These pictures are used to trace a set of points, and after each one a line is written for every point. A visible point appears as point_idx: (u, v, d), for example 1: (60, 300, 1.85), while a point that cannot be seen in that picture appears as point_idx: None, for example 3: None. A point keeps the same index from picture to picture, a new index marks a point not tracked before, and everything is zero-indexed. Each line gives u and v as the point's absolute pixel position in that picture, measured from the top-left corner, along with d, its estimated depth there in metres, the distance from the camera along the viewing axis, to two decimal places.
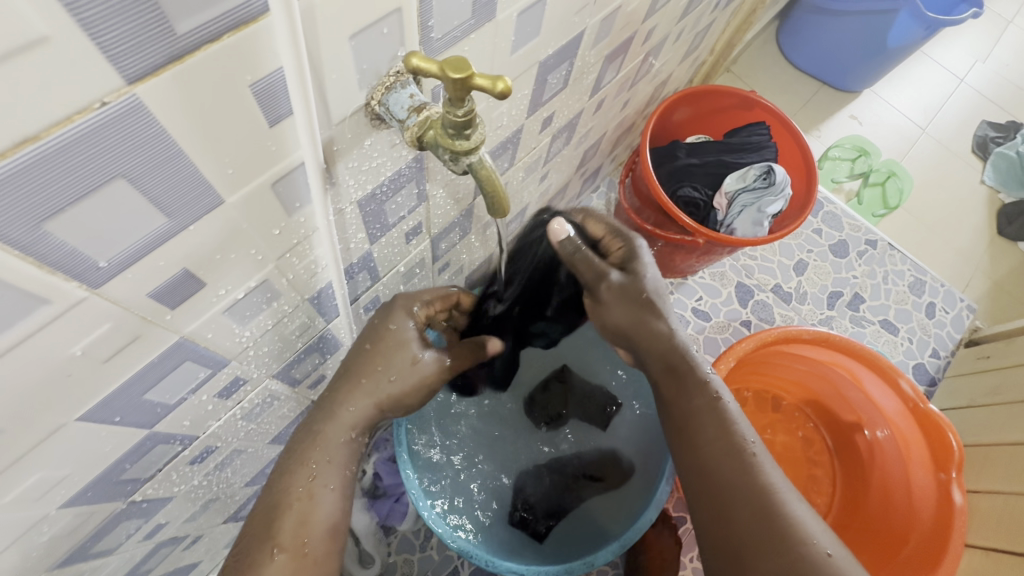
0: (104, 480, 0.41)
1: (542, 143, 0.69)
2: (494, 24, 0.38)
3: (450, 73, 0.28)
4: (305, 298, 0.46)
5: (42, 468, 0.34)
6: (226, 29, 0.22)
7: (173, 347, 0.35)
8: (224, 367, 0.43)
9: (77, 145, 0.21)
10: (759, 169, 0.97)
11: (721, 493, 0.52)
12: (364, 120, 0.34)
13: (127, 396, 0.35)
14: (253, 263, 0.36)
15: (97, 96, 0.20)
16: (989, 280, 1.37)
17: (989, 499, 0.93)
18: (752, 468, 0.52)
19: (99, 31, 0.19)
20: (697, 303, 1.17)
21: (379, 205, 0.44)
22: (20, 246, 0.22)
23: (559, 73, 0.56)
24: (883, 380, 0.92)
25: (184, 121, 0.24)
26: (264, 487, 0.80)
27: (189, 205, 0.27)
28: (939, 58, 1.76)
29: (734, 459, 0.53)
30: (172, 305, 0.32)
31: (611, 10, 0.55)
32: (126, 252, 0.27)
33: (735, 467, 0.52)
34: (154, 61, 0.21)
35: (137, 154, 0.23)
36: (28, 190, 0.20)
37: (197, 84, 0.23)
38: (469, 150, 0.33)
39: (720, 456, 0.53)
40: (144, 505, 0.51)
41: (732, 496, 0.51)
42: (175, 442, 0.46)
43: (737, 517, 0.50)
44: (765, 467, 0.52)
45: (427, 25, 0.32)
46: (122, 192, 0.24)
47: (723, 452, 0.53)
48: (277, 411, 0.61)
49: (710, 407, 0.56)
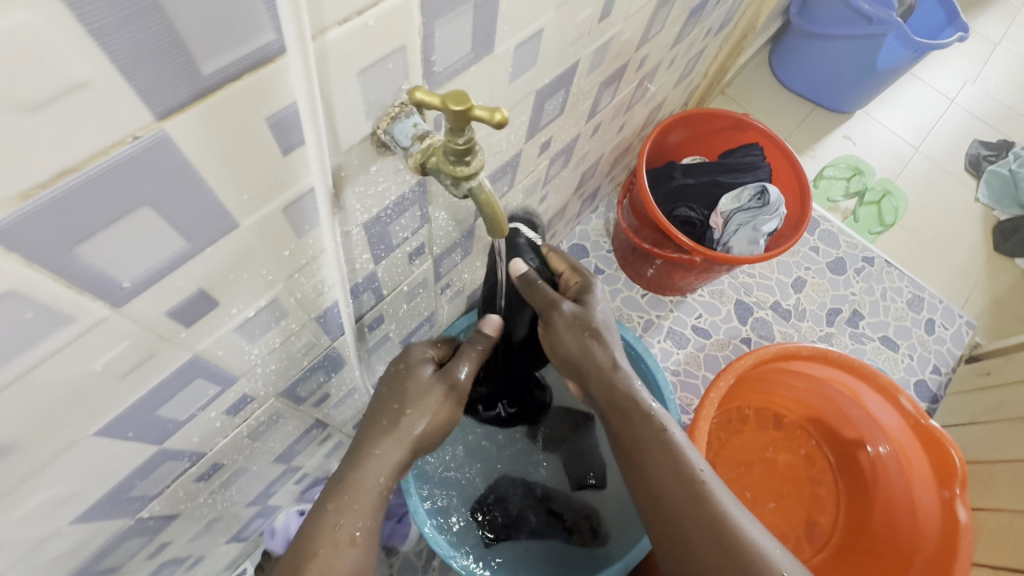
0: (114, 495, 0.42)
1: (541, 165, 0.71)
2: (493, 57, 0.40)
3: (451, 106, 0.30)
4: (312, 317, 0.47)
5: (58, 482, 0.36)
6: (247, 69, 0.24)
7: (187, 363, 0.37)
8: (233, 384, 0.44)
9: (110, 175, 0.22)
10: (753, 189, 0.99)
11: (666, 508, 0.56)
12: (370, 148, 0.36)
13: (141, 412, 0.37)
14: (264, 282, 0.37)
15: (129, 132, 0.22)
16: (988, 296, 1.39)
17: (996, 516, 0.92)
18: (702, 495, 0.55)
19: (134, 73, 0.20)
20: (697, 321, 1.19)
21: (384, 226, 0.46)
22: (53, 268, 0.23)
23: (556, 100, 0.59)
24: (883, 397, 0.93)
25: (205, 151, 0.25)
26: (267, 507, 0.81)
27: (206, 228, 0.29)
28: (930, 79, 1.81)
29: (686, 484, 0.56)
30: (186, 324, 0.34)
31: (605, 40, 0.58)
32: (147, 274, 0.28)
33: (687, 492, 0.56)
34: (181, 99, 0.22)
35: (162, 184, 0.25)
36: (63, 217, 0.22)
37: (218, 119, 0.25)
38: (469, 176, 0.35)
39: (663, 480, 0.57)
40: (150, 522, 0.51)
41: (676, 513, 0.56)
42: (184, 458, 0.47)
43: (692, 539, 0.54)
44: (716, 494, 0.56)
45: (430, 59, 0.34)
46: (147, 218, 0.26)
47: (671, 481, 0.56)
48: (282, 429, 0.62)
49: (654, 436, 0.58)
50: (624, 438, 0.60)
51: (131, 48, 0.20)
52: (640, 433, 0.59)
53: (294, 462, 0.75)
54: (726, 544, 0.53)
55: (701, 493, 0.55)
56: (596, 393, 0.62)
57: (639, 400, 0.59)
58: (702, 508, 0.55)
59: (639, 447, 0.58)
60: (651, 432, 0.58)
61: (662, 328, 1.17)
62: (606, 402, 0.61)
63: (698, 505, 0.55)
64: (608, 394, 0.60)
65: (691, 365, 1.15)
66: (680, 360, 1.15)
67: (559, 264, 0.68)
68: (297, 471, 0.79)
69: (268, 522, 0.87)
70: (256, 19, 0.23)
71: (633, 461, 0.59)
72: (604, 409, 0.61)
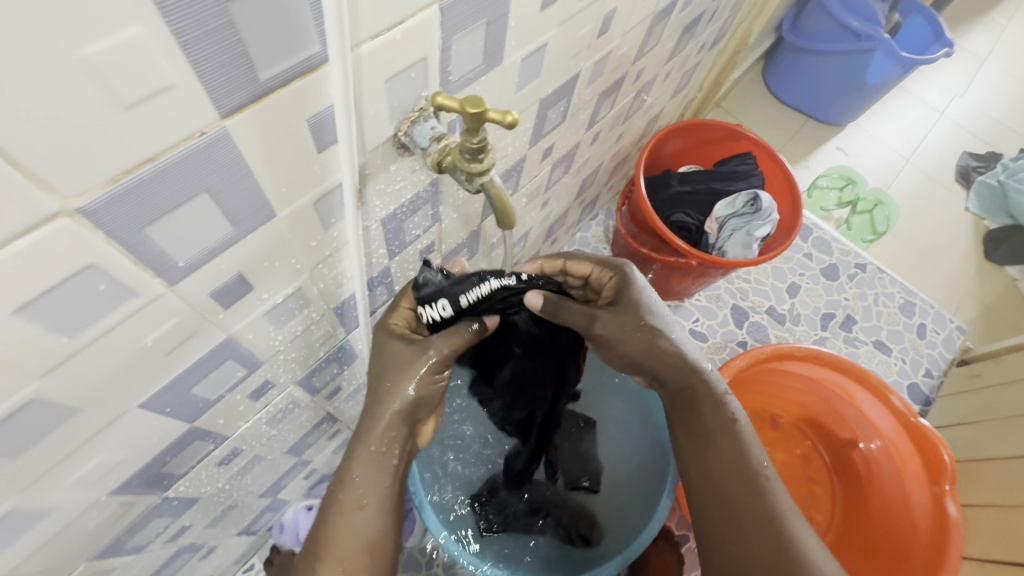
0: (147, 471, 0.45)
1: (543, 171, 0.76)
2: (501, 68, 0.44)
3: (468, 109, 0.33)
4: (331, 307, 0.51)
5: (102, 452, 0.39)
6: (295, 76, 0.28)
7: (221, 344, 0.40)
8: (258, 369, 0.48)
9: (180, 166, 0.26)
10: (746, 196, 1.03)
11: (722, 494, 0.60)
12: (392, 148, 0.40)
13: (178, 388, 0.40)
14: (292, 271, 0.41)
15: (198, 128, 0.25)
16: (978, 303, 1.42)
17: (985, 512, 0.95)
18: (760, 488, 0.58)
19: (209, 79, 0.24)
20: (694, 324, 1.22)
21: (399, 223, 0.50)
22: (125, 246, 0.27)
23: (557, 109, 0.63)
24: (875, 396, 0.97)
25: (256, 147, 0.29)
26: (277, 500, 0.83)
27: (249, 216, 0.33)
28: (919, 93, 1.86)
29: (747, 476, 0.59)
30: (224, 306, 0.37)
31: (604, 53, 0.62)
32: (198, 256, 0.32)
33: (746, 484, 0.59)
34: (241, 101, 0.26)
35: (219, 175, 0.29)
36: (141, 200, 0.26)
37: (268, 119, 0.28)
38: (482, 172, 0.38)
39: (725, 469, 0.60)
40: (174, 503, 0.54)
41: (732, 501, 0.59)
42: (210, 439, 0.50)
43: (746, 530, 0.56)
44: (774, 491, 0.59)
45: (446, 70, 0.38)
46: (203, 204, 0.29)
47: (734, 470, 0.60)
48: (297, 419, 0.65)
49: (723, 427, 0.62)
50: (693, 424, 0.63)
51: (208, 58, 0.23)
52: (707, 421, 0.62)
53: (305, 455, 0.78)
54: (775, 539, 0.55)
55: (760, 486, 0.59)
56: (666, 381, 0.63)
57: (712, 390, 0.63)
58: (761, 503, 0.57)
59: (705, 434, 0.62)
60: (720, 423, 0.62)
61: None
62: (676, 388, 0.63)
63: (756, 498, 0.58)
64: (683, 378, 0.63)
65: None
66: None
67: (585, 268, 0.69)
68: (307, 464, 0.82)
69: (276, 517, 0.89)
70: (306, 33, 0.26)
71: (700, 448, 0.62)
72: (674, 396, 0.64)
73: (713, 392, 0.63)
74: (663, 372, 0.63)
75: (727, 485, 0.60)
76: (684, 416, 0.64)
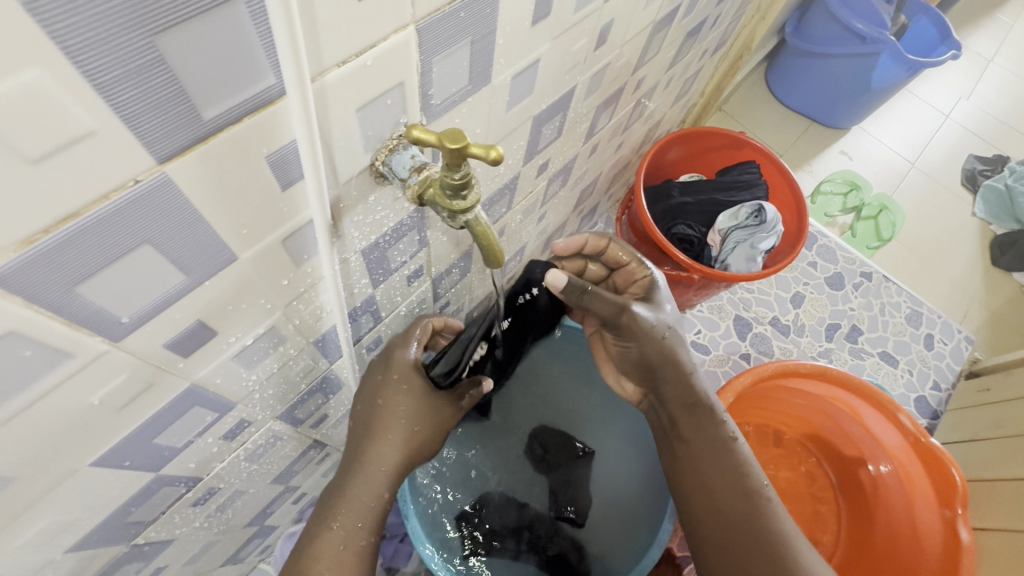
0: (110, 522, 0.42)
1: (539, 186, 0.72)
2: (490, 87, 0.41)
3: (447, 144, 0.30)
4: (310, 342, 0.47)
5: (53, 512, 0.35)
6: (247, 112, 0.24)
7: (184, 393, 0.37)
8: (230, 411, 0.44)
9: (113, 217, 0.23)
10: (750, 208, 0.99)
11: (723, 518, 0.56)
12: (369, 179, 0.36)
13: (137, 441, 0.37)
14: (263, 311, 0.38)
15: (131, 176, 0.22)
16: (986, 311, 1.39)
17: (997, 536, 0.92)
18: (761, 512, 0.55)
19: (137, 121, 0.21)
20: (696, 337, 1.19)
21: (382, 252, 0.46)
22: (53, 308, 0.24)
23: (553, 125, 0.59)
24: (883, 414, 0.93)
25: (205, 191, 0.26)
26: (264, 528, 0.80)
27: (205, 263, 0.29)
28: (924, 95, 1.83)
29: (747, 499, 0.56)
30: (184, 354, 0.34)
31: (602, 65, 0.59)
32: (146, 309, 0.28)
33: (750, 508, 0.56)
34: (182, 143, 0.23)
35: (163, 223, 0.25)
36: (68, 257, 0.23)
37: (218, 160, 0.25)
38: (465, 209, 0.35)
39: (727, 492, 0.57)
40: (146, 547, 0.51)
41: (734, 528, 0.55)
42: (180, 484, 0.47)
43: (751, 558, 0.53)
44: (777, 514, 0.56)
45: (428, 94, 0.35)
46: (147, 255, 0.26)
47: (732, 493, 0.57)
48: (280, 451, 0.62)
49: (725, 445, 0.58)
50: (693, 441, 0.60)
51: (135, 99, 0.20)
52: (707, 439, 0.59)
53: (292, 483, 0.75)
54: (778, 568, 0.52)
55: (762, 509, 0.56)
56: (667, 392, 0.62)
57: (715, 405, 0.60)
58: (765, 528, 0.54)
59: (706, 454, 0.59)
60: (722, 441, 0.59)
61: None
62: (677, 401, 0.61)
63: (758, 523, 0.55)
64: (681, 396, 0.61)
65: None
66: None
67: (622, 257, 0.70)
68: (295, 491, 0.78)
69: (264, 543, 0.86)
70: (258, 65, 0.23)
71: (700, 470, 0.59)
72: (674, 409, 0.62)
73: (714, 407, 0.60)
74: (668, 383, 0.61)
75: (728, 509, 0.56)
76: (683, 434, 0.61)
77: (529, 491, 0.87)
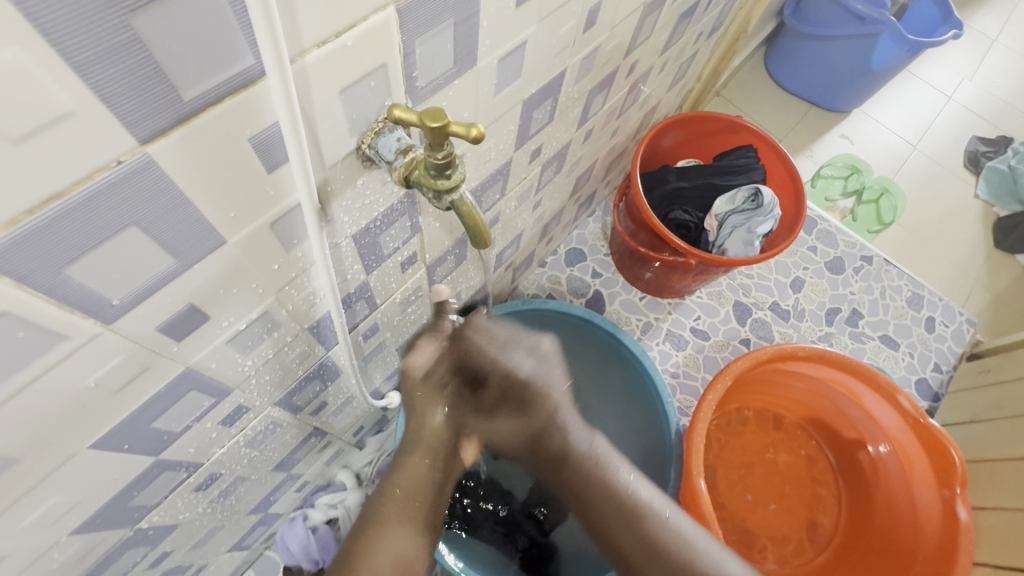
0: (114, 505, 0.43)
1: (533, 172, 0.72)
2: (476, 70, 0.41)
3: (428, 123, 0.30)
4: (305, 327, 0.48)
5: (55, 495, 0.36)
6: (227, 94, 0.25)
7: (180, 377, 0.38)
8: (228, 396, 0.45)
9: (95, 199, 0.23)
10: (747, 191, 0.99)
11: (634, 564, 0.58)
12: (356, 162, 0.37)
13: (136, 424, 0.38)
14: (255, 295, 0.38)
15: (114, 156, 0.23)
16: (989, 293, 1.38)
17: (995, 515, 0.92)
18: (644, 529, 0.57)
19: (116, 102, 0.21)
20: (695, 323, 1.19)
21: (374, 238, 0.47)
22: (44, 288, 0.24)
23: (544, 109, 0.59)
24: (881, 396, 0.93)
25: (191, 174, 0.26)
26: (268, 515, 0.81)
27: (193, 246, 0.30)
28: (927, 77, 1.80)
29: (641, 543, 0.57)
30: (178, 338, 0.35)
31: (592, 48, 0.59)
32: (137, 290, 0.29)
33: (632, 528, 0.57)
34: (162, 125, 0.23)
35: (149, 205, 0.26)
36: (55, 239, 0.23)
37: (200, 141, 0.25)
38: (450, 189, 0.36)
39: (624, 535, 0.58)
40: (150, 532, 0.52)
41: (628, 546, 0.58)
42: (182, 468, 0.48)
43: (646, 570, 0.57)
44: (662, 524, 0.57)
45: (412, 76, 0.35)
46: (135, 238, 0.26)
47: (619, 516, 0.58)
48: (280, 438, 0.62)
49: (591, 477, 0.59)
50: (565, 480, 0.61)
51: (112, 79, 0.21)
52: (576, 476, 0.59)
53: (294, 470, 0.76)
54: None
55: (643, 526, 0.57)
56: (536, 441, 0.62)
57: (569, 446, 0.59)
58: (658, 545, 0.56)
59: (582, 491, 0.60)
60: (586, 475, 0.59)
61: (661, 330, 1.18)
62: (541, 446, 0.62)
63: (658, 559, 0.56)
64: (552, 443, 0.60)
65: (690, 367, 1.15)
66: (678, 362, 1.15)
67: None
68: (298, 479, 0.79)
69: (268, 530, 0.87)
70: (235, 46, 0.23)
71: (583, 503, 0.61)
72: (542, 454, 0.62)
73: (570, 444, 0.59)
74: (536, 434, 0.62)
75: (617, 536, 0.58)
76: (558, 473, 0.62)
77: (514, 475, 0.90)
